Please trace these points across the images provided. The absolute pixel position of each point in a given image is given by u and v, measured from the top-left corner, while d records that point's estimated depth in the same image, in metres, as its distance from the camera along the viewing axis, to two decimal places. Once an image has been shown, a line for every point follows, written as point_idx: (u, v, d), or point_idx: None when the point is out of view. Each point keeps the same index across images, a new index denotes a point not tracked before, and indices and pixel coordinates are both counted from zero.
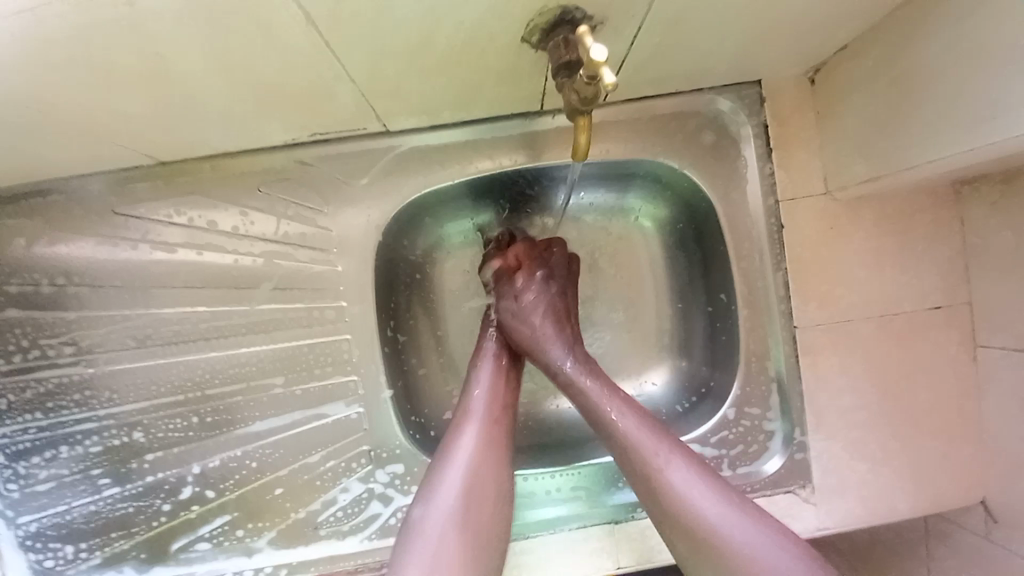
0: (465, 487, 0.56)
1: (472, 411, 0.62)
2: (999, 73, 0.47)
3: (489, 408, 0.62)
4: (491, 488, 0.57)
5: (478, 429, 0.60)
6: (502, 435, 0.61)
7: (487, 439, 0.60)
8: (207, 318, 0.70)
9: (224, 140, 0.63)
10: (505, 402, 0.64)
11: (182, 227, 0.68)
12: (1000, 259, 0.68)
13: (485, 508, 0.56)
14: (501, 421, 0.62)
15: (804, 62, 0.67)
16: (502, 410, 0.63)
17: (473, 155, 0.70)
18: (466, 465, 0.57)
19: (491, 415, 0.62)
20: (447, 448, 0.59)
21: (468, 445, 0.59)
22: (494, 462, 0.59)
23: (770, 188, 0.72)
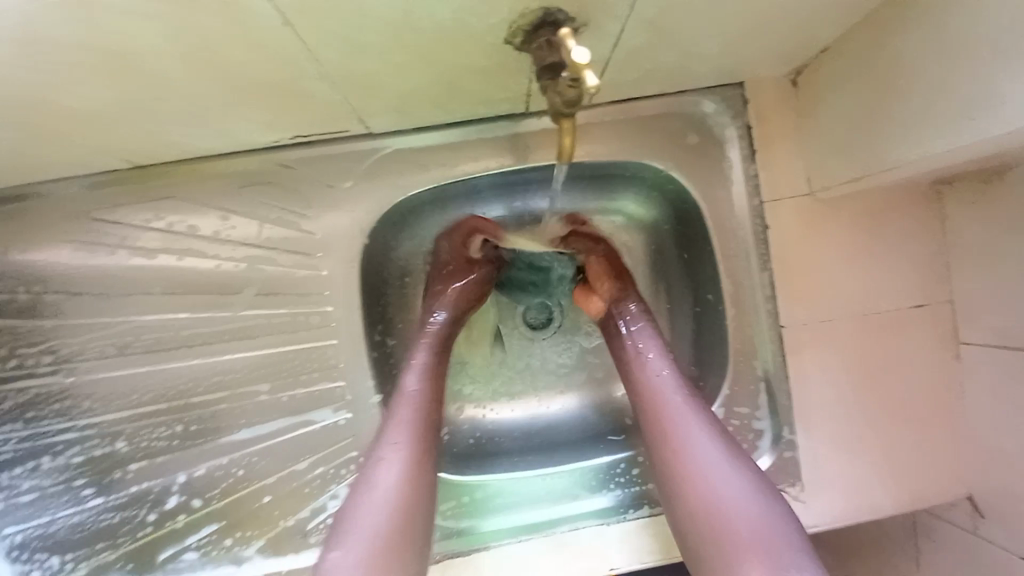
0: (390, 503, 0.57)
1: (394, 432, 0.61)
2: (977, 74, 0.47)
3: (412, 430, 0.61)
4: (410, 506, 0.58)
5: (399, 449, 0.60)
6: (421, 454, 0.60)
7: (405, 458, 0.59)
8: (190, 325, 0.68)
9: (204, 143, 0.61)
10: (426, 422, 0.62)
11: (162, 233, 0.67)
12: (981, 257, 0.69)
13: (407, 521, 0.57)
14: (423, 438, 0.61)
15: (787, 63, 0.67)
16: (424, 429, 0.62)
17: (458, 157, 0.70)
18: (391, 483, 0.58)
19: (411, 437, 0.61)
20: (370, 466, 0.59)
21: (391, 466, 0.59)
22: (416, 480, 0.59)
23: (755, 189, 0.72)
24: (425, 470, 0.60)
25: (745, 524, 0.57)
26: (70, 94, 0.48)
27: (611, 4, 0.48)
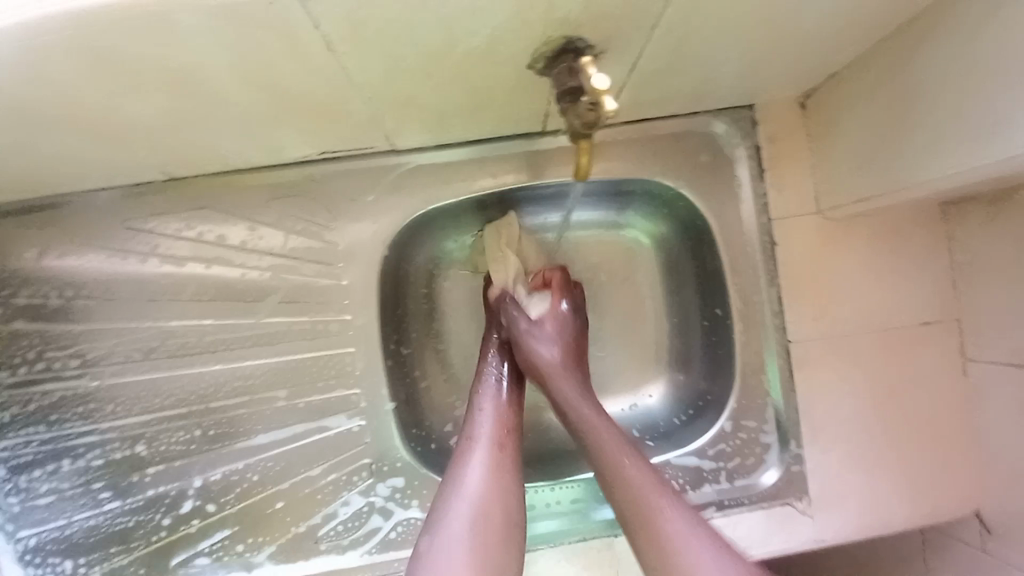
0: (479, 498, 0.58)
1: (479, 432, 0.64)
2: (983, 101, 0.49)
3: (495, 432, 0.64)
4: (503, 500, 0.59)
5: (487, 449, 0.62)
6: (510, 452, 0.63)
7: (496, 456, 0.62)
8: (214, 331, 0.70)
9: (236, 156, 0.64)
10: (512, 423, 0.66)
11: (191, 241, 0.70)
12: (987, 276, 0.70)
13: (500, 514, 0.58)
14: (509, 437, 0.64)
15: (796, 87, 0.70)
16: (508, 431, 0.65)
17: (477, 173, 0.73)
18: (478, 478, 0.60)
19: (496, 435, 0.64)
20: (458, 466, 0.61)
21: (478, 464, 0.60)
22: (505, 476, 0.61)
23: (764, 207, 0.74)
24: (515, 468, 0.62)
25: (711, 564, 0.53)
26: (118, 109, 0.51)
27: (631, 32, 0.50)
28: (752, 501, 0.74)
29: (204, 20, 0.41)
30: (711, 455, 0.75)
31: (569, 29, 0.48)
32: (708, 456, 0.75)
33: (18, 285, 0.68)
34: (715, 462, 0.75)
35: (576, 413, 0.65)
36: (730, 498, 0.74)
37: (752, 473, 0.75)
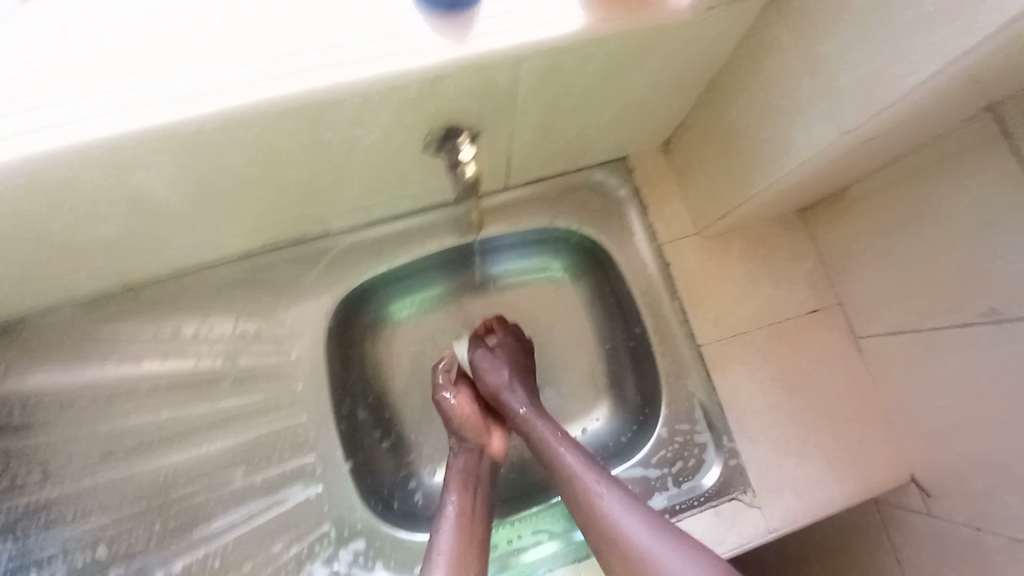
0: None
1: (439, 544, 0.65)
2: (770, 131, 0.64)
3: (457, 541, 0.65)
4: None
5: (449, 561, 0.63)
6: (473, 559, 0.64)
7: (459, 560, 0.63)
8: (173, 420, 0.75)
9: (185, 256, 0.72)
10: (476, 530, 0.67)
11: (147, 340, 0.75)
12: (849, 264, 0.82)
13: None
14: (473, 544, 0.65)
15: (655, 138, 0.85)
16: (472, 539, 0.66)
17: (403, 243, 0.83)
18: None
19: (461, 544, 0.65)
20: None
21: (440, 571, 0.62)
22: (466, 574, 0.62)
23: (654, 235, 0.87)
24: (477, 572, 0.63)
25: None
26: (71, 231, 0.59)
27: (497, 116, 0.64)
28: (703, 501, 0.79)
29: (143, 151, 0.50)
30: (655, 463, 0.81)
31: (445, 119, 0.61)
32: (652, 464, 0.81)
33: None
34: (660, 469, 0.81)
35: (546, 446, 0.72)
36: (680, 501, 0.79)
37: (695, 475, 0.81)
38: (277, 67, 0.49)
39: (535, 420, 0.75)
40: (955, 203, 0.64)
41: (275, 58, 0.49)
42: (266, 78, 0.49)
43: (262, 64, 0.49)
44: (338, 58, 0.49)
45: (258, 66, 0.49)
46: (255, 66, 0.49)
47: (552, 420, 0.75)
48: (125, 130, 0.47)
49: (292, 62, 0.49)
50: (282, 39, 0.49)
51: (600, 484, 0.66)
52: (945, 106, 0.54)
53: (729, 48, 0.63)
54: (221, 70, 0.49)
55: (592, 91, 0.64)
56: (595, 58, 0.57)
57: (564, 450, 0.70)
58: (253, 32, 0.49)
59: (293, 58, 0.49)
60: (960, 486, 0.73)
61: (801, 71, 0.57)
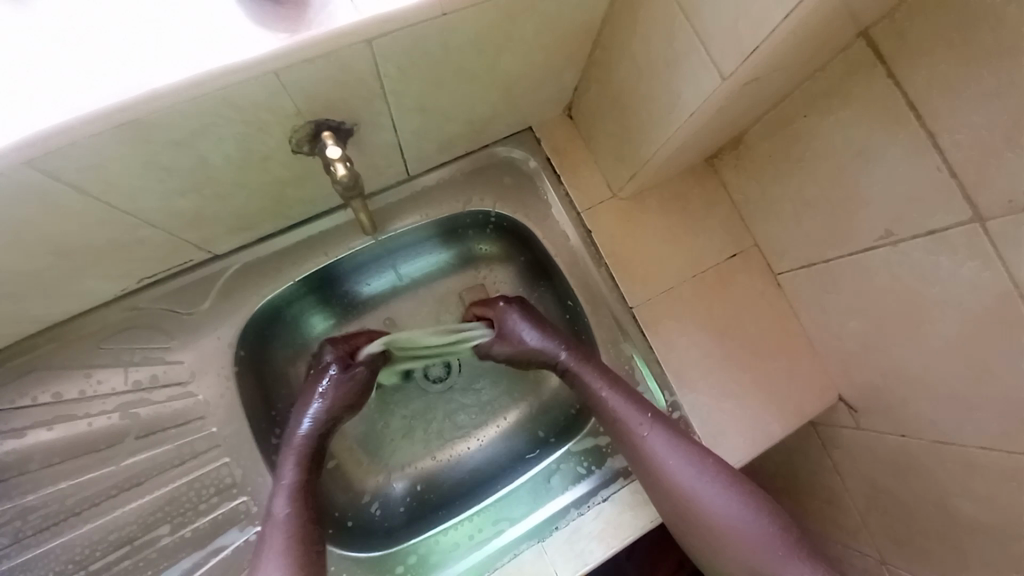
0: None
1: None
2: (657, 84, 0.62)
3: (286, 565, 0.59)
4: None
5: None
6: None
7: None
8: (75, 490, 0.68)
9: (48, 310, 0.64)
10: (306, 541, 0.62)
11: (26, 408, 0.66)
12: (759, 206, 0.83)
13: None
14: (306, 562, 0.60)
15: (555, 104, 0.81)
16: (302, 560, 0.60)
17: (305, 254, 0.76)
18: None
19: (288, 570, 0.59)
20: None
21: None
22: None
23: (571, 204, 0.84)
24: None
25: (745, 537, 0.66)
26: None
27: (368, 105, 0.58)
28: None
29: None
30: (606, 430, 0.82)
31: (308, 116, 0.55)
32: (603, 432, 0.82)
33: None
34: None
35: (614, 411, 0.73)
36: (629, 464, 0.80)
37: None
38: (68, 97, 0.43)
39: (600, 386, 0.74)
40: (842, 134, 0.65)
41: (63, 87, 0.43)
42: (57, 109, 0.42)
43: (56, 98, 0.42)
44: (140, 75, 0.43)
45: (44, 100, 0.42)
46: (52, 98, 0.42)
47: (619, 382, 0.74)
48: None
49: (84, 90, 0.43)
50: (79, 67, 0.43)
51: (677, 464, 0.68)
52: (818, 38, 0.53)
53: (603, 3, 0.60)
54: (11, 109, 0.42)
55: (470, 64, 0.59)
56: (460, 28, 0.52)
57: (644, 430, 0.70)
58: (35, 70, 0.43)
59: (86, 84, 0.43)
60: (882, 400, 0.77)
61: (676, 20, 0.55)
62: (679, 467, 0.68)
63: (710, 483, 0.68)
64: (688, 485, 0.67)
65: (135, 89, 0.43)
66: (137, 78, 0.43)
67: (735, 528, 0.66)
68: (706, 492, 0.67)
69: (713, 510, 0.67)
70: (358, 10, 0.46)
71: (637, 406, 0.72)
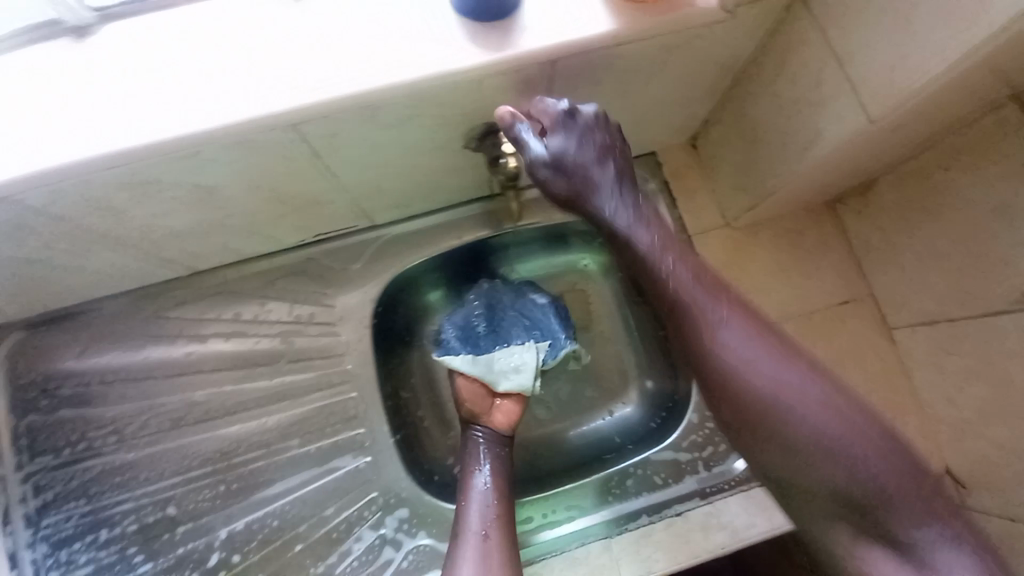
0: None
1: (468, 530, 0.70)
2: (798, 122, 0.66)
3: (483, 523, 0.71)
4: (496, 571, 0.66)
5: (478, 542, 0.69)
6: (499, 544, 0.69)
7: (484, 548, 0.68)
8: (234, 393, 0.83)
9: (246, 247, 0.80)
10: (499, 512, 0.73)
11: (213, 321, 0.83)
12: (879, 254, 0.82)
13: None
14: (497, 526, 0.71)
15: (683, 134, 0.88)
16: (495, 523, 0.71)
17: (441, 235, 0.89)
18: (473, 571, 0.66)
19: (485, 529, 0.70)
20: (452, 565, 0.67)
21: (470, 549, 0.68)
22: (494, 552, 0.68)
23: (682, 227, 0.89)
24: (505, 547, 0.69)
25: (876, 464, 0.60)
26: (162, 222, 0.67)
27: None
28: (732, 485, 0.80)
29: (204, 156, 0.57)
30: (686, 447, 0.84)
31: (485, 116, 0.66)
32: (682, 448, 0.84)
33: (65, 378, 0.82)
34: (690, 453, 0.83)
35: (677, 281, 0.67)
36: (710, 483, 0.81)
37: (725, 460, 0.82)
38: (323, 78, 0.55)
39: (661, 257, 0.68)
40: (985, 190, 0.65)
41: (320, 70, 0.55)
42: (313, 85, 0.55)
43: (312, 80, 0.55)
44: (377, 68, 0.55)
45: (305, 80, 0.55)
46: (307, 79, 0.55)
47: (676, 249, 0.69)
48: (189, 138, 0.54)
49: (334, 77, 0.55)
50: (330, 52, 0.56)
51: (792, 402, 0.63)
52: (970, 93, 0.56)
53: (754, 45, 0.67)
54: (278, 82, 0.55)
55: (622, 89, 0.68)
56: (626, 57, 0.61)
57: (716, 323, 0.66)
58: (297, 55, 0.56)
59: (336, 71, 0.55)
60: (993, 479, 0.72)
61: (827, 65, 0.60)
62: (767, 380, 0.64)
63: (789, 379, 0.64)
64: (804, 411, 0.62)
65: (374, 81, 0.55)
66: (375, 72, 0.55)
67: (868, 479, 0.60)
68: (844, 450, 0.61)
69: (820, 430, 0.61)
70: (549, 36, 0.56)
71: (698, 282, 0.68)
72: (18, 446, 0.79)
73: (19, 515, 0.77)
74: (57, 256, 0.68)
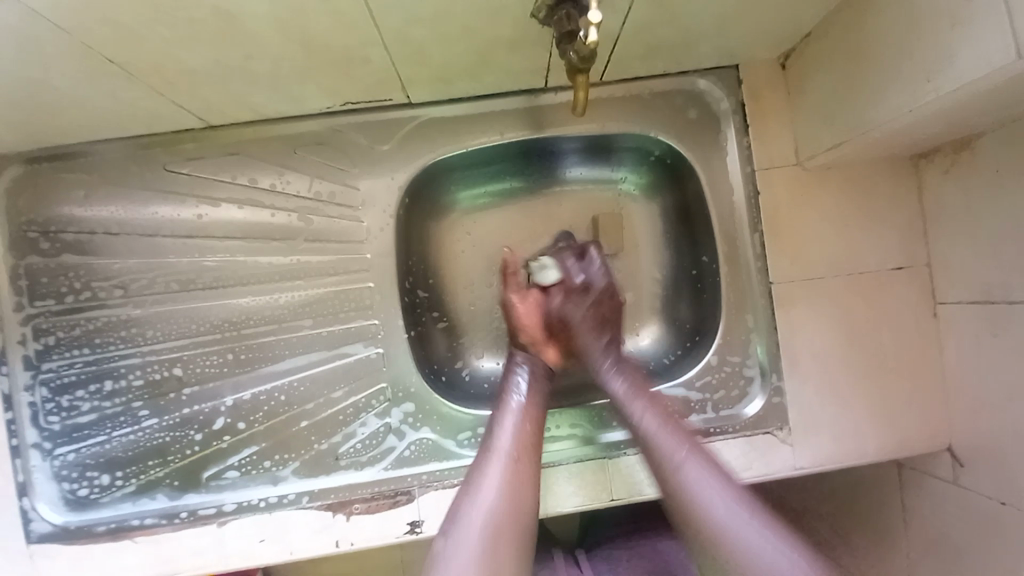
0: (489, 507, 0.62)
1: (498, 447, 0.67)
2: (929, 46, 0.56)
3: (514, 448, 0.66)
4: (516, 510, 0.62)
5: (503, 464, 0.65)
6: (527, 466, 0.66)
7: (510, 467, 0.65)
8: (246, 265, 0.79)
9: (267, 104, 0.71)
10: (532, 436, 0.68)
11: (226, 184, 0.77)
12: (953, 223, 0.75)
13: (510, 526, 0.61)
14: (528, 454, 0.67)
15: (774, 47, 0.76)
16: (526, 445, 0.67)
17: (481, 126, 0.80)
18: (493, 491, 0.63)
19: (514, 450, 0.66)
20: (475, 478, 0.65)
21: (494, 479, 0.64)
22: (518, 487, 0.64)
23: (748, 158, 0.80)
24: (531, 477, 0.65)
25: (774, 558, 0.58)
26: (174, 55, 0.58)
27: None
28: (738, 428, 0.81)
29: None
30: (698, 386, 0.83)
31: None
32: (695, 387, 0.83)
33: (67, 223, 0.77)
34: (702, 393, 0.83)
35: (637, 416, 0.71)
36: (716, 425, 0.81)
37: (736, 404, 0.82)
38: None
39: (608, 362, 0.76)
40: None
41: None
42: None
43: None
44: None
45: None
46: None
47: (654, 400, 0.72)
48: None
49: None
50: None
51: (690, 467, 0.65)
52: None
53: None
54: None
55: None
56: None
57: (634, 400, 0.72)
58: None
59: None
60: (1002, 458, 0.73)
61: None
62: (706, 493, 0.63)
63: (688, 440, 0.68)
64: (738, 539, 0.60)
65: None
66: None
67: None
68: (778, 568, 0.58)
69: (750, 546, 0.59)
70: None
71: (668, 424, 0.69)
72: (18, 288, 0.76)
73: (18, 355, 0.77)
74: (53, 79, 0.59)
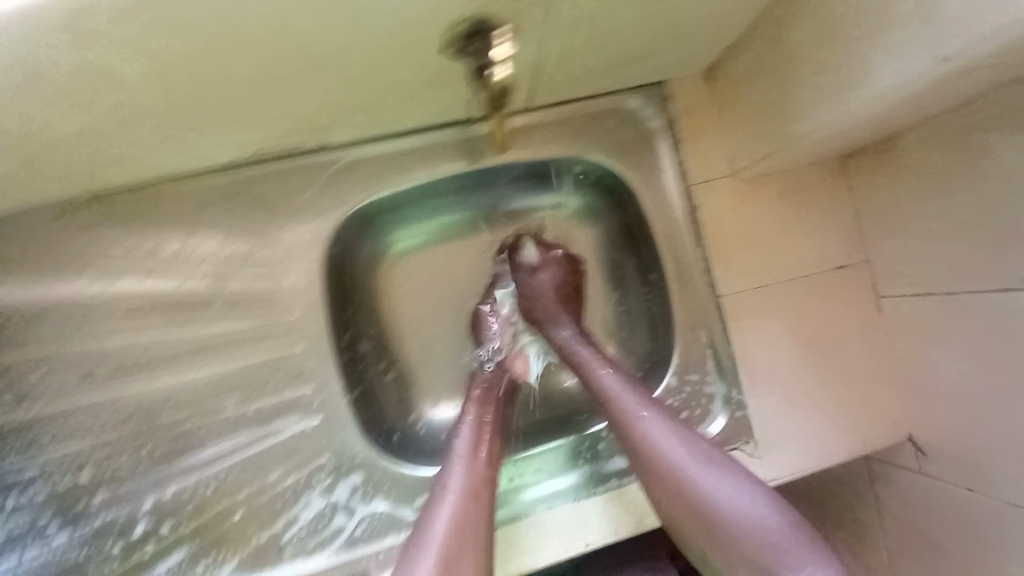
0: (446, 520, 0.57)
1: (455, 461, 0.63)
2: (851, 55, 0.55)
3: (471, 463, 0.63)
4: (473, 522, 0.58)
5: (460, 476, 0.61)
6: (487, 477, 0.62)
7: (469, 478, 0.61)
8: (153, 346, 0.70)
9: (158, 165, 0.63)
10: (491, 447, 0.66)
11: (121, 257, 0.68)
12: (886, 220, 0.77)
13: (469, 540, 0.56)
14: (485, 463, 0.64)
15: (697, 63, 0.75)
16: (485, 456, 0.64)
17: (407, 165, 0.74)
18: (450, 505, 0.59)
19: (473, 460, 0.63)
20: (434, 497, 0.61)
21: (451, 495, 0.60)
22: (475, 501, 0.59)
23: (684, 174, 0.79)
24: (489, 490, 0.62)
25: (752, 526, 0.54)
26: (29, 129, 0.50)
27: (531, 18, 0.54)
28: None
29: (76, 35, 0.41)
30: None
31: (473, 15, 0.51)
32: None
33: None
34: None
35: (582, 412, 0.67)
36: None
37: (700, 424, 0.80)
38: None
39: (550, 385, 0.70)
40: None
41: None
42: None
43: None
44: None
45: None
46: None
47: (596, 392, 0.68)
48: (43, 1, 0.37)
49: None
50: None
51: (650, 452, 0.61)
52: None
53: None
54: None
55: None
56: None
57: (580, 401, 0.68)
58: None
59: None
60: (959, 448, 0.74)
61: None
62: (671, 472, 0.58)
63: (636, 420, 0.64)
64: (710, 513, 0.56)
65: None
66: None
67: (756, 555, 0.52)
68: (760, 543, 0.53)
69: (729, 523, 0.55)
70: None
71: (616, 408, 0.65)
72: None
73: None
74: None
